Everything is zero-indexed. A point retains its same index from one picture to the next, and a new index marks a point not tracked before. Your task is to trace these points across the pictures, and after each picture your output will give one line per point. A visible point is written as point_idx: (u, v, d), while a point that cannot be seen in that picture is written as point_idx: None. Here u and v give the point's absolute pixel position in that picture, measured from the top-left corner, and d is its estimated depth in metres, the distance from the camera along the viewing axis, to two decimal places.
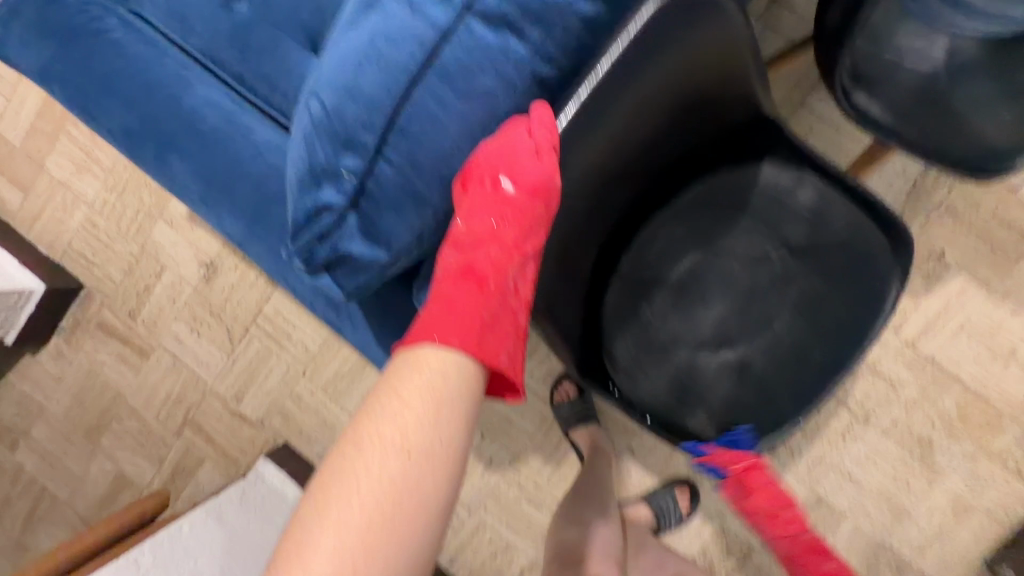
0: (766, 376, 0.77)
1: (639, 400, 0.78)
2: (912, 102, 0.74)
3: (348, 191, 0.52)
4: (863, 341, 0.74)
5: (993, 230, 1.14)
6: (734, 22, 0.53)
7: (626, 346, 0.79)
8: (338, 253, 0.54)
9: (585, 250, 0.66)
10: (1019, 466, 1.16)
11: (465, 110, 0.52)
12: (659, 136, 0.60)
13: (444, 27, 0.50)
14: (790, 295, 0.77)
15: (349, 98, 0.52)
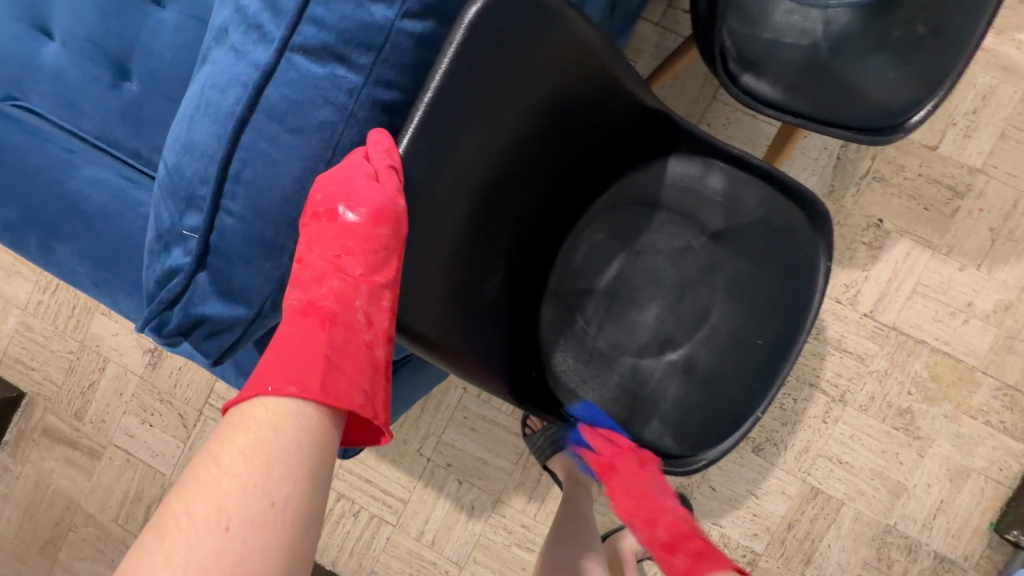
0: (713, 371, 0.75)
1: (588, 417, 0.75)
2: (798, 76, 0.76)
3: (193, 251, 0.53)
4: (798, 317, 0.74)
5: (924, 189, 1.15)
6: (579, 20, 0.53)
7: (565, 361, 0.76)
8: (191, 317, 0.54)
9: (489, 271, 0.61)
10: (1002, 420, 1.13)
11: (300, 147, 0.50)
12: (534, 144, 0.59)
13: (265, 66, 0.49)
14: (721, 281, 0.75)
15: (187, 157, 0.52)
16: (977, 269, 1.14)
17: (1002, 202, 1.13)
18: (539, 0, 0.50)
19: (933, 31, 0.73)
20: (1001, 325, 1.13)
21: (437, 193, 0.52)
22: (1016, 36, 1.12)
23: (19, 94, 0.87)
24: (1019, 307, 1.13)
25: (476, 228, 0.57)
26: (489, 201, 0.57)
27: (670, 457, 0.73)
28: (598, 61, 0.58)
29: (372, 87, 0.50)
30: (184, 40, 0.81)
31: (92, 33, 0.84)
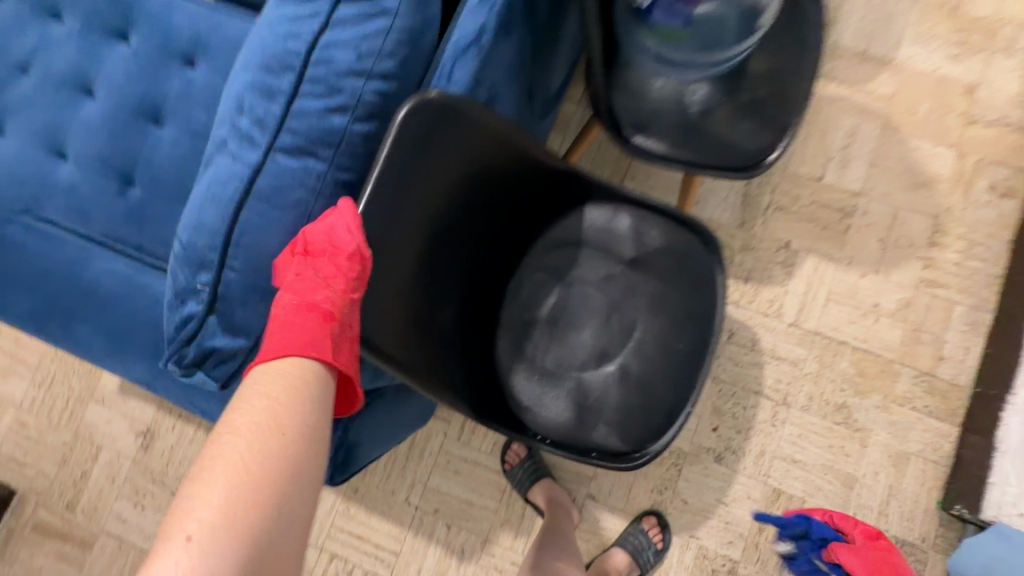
0: (645, 377, 0.87)
1: (544, 428, 0.85)
2: (680, 132, 0.94)
3: (203, 300, 0.66)
4: (708, 323, 0.87)
5: (819, 212, 1.35)
6: (488, 110, 0.69)
7: (520, 381, 0.88)
8: (203, 349, 0.67)
9: (440, 305, 0.75)
10: (925, 404, 1.27)
11: (284, 218, 0.65)
12: (467, 202, 0.75)
13: (256, 163, 0.65)
14: (641, 300, 0.90)
15: (197, 231, 0.67)
16: (876, 275, 1.32)
17: (883, 218, 1.34)
18: (454, 99, 0.65)
19: (775, 91, 0.93)
20: (906, 321, 1.30)
21: (391, 244, 0.66)
22: (865, 87, 1.38)
23: (34, 207, 1.00)
24: (917, 303, 1.31)
25: (426, 270, 0.71)
26: (433, 249, 0.72)
27: (618, 455, 0.84)
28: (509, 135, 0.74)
29: (333, 172, 0.65)
30: (183, 151, 0.99)
31: (102, 153, 1.01)
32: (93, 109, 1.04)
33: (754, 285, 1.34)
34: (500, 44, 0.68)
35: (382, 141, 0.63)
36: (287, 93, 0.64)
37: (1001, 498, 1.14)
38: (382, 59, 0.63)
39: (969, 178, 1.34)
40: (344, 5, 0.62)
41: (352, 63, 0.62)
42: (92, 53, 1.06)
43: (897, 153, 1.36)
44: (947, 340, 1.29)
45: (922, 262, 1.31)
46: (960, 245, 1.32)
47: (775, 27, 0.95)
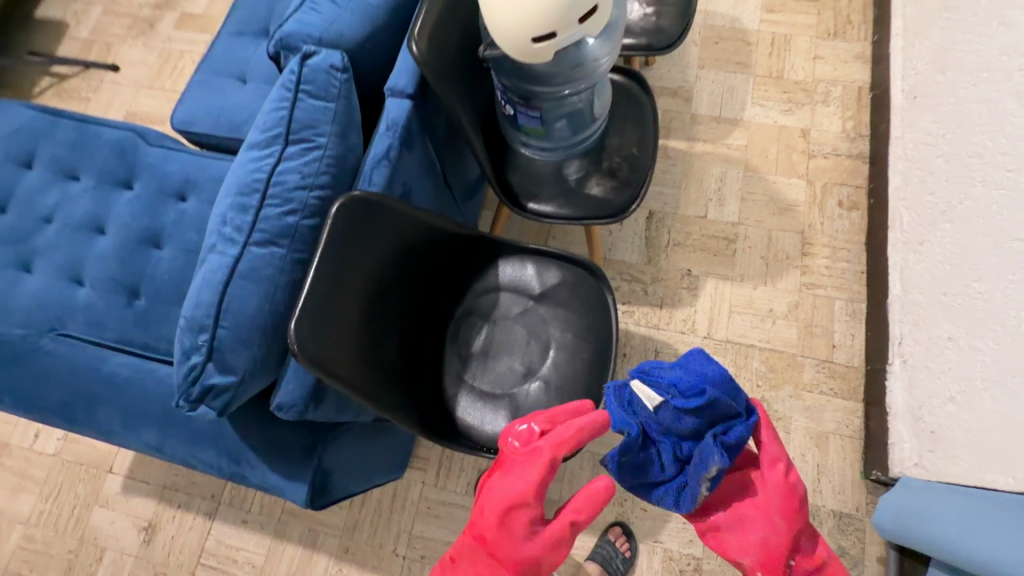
0: (565, 386, 1.08)
1: (490, 442, 1.05)
2: (562, 196, 1.23)
3: (203, 351, 0.78)
4: (606, 336, 1.11)
5: (709, 242, 1.64)
6: (403, 202, 0.93)
7: (465, 406, 1.09)
8: (205, 389, 0.78)
9: (388, 347, 0.95)
10: (830, 388, 1.47)
11: (260, 287, 0.80)
12: (399, 268, 0.97)
13: (235, 253, 0.81)
14: (552, 325, 1.13)
15: (194, 303, 0.80)
16: (765, 285, 1.58)
17: (761, 239, 1.63)
18: (375, 197, 0.88)
19: (625, 157, 1.25)
20: (799, 319, 1.54)
21: (346, 307, 0.86)
22: (724, 141, 1.73)
23: (59, 325, 1.23)
24: (804, 303, 1.55)
25: (375, 323, 0.92)
26: (379, 305, 0.93)
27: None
28: (426, 214, 0.98)
29: (294, 258, 0.83)
30: (180, 266, 1.25)
31: (114, 275, 1.26)
32: (105, 243, 1.30)
33: (668, 309, 1.59)
34: (404, 155, 0.97)
35: (324, 226, 0.83)
36: (254, 208, 0.83)
37: (901, 455, 1.27)
38: (322, 176, 0.86)
39: (820, 198, 1.65)
40: (291, 147, 0.85)
41: (299, 181, 0.84)
42: (104, 199, 1.35)
43: (760, 188, 1.68)
44: (835, 330, 1.52)
45: (799, 269, 1.59)
46: (827, 251, 1.60)
47: (618, 112, 1.28)
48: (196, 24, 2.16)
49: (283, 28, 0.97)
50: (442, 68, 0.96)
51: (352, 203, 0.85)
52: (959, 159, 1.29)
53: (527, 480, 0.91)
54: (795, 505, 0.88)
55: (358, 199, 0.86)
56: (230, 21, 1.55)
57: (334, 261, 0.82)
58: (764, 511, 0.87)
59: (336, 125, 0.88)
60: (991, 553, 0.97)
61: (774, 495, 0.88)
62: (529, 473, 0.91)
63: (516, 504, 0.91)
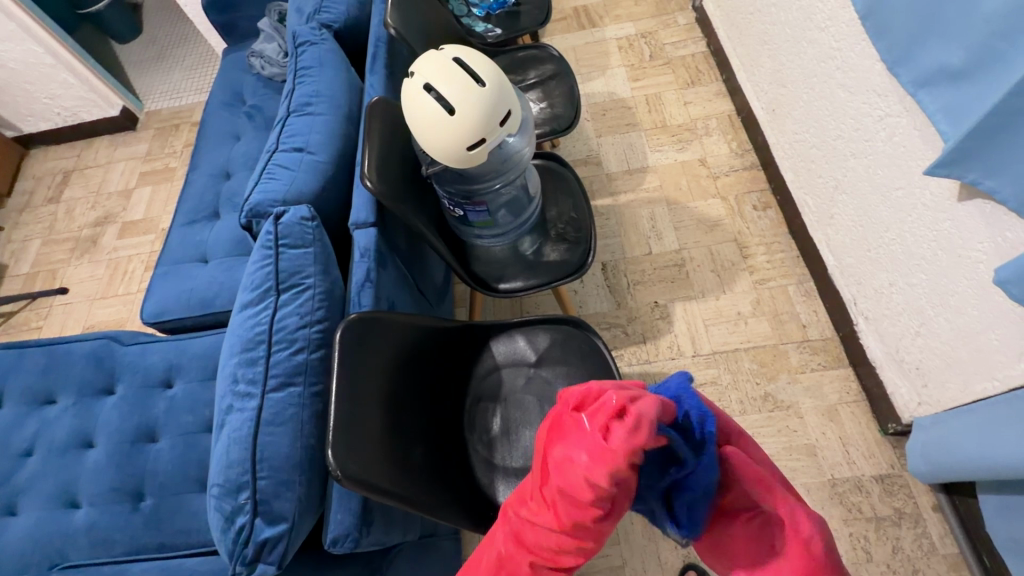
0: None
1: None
2: (527, 271, 1.35)
3: (248, 508, 0.78)
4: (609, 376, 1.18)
5: (664, 272, 1.80)
6: (393, 314, 1.01)
7: (505, 490, 1.10)
8: (258, 547, 0.77)
9: (416, 453, 0.97)
10: (819, 362, 1.58)
11: (289, 427, 0.83)
12: (406, 375, 1.03)
13: (256, 403, 0.84)
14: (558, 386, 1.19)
15: (227, 465, 0.82)
16: (725, 293, 1.73)
17: (705, 256, 1.81)
18: (369, 315, 0.96)
19: (568, 222, 1.41)
20: (766, 312, 1.68)
21: (370, 420, 0.89)
22: (641, 187, 1.97)
23: (60, 559, 1.16)
24: (764, 298, 1.70)
25: (398, 428, 0.96)
26: (397, 411, 0.97)
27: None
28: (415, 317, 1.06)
29: (312, 391, 0.88)
30: (180, 451, 1.23)
31: (111, 484, 1.21)
32: (95, 455, 1.26)
33: (653, 342, 1.69)
34: (383, 274, 1.07)
35: (333, 353, 0.89)
36: (264, 358, 0.88)
37: (904, 400, 1.37)
38: (318, 310, 0.93)
39: (738, 208, 1.88)
40: (284, 295, 0.93)
41: (299, 321, 0.91)
42: (87, 412, 1.33)
43: (686, 215, 1.89)
44: (799, 311, 1.66)
45: (746, 270, 1.76)
46: (763, 248, 1.79)
47: (548, 188, 1.47)
48: (139, 229, 2.27)
49: (250, 200, 1.09)
50: (395, 191, 1.10)
51: (349, 323, 0.92)
52: (827, 144, 1.55)
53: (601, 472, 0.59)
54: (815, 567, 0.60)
55: (355, 316, 0.93)
56: (180, 214, 1.67)
57: (347, 378, 0.88)
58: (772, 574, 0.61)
59: (319, 265, 0.97)
60: (996, 456, 1.04)
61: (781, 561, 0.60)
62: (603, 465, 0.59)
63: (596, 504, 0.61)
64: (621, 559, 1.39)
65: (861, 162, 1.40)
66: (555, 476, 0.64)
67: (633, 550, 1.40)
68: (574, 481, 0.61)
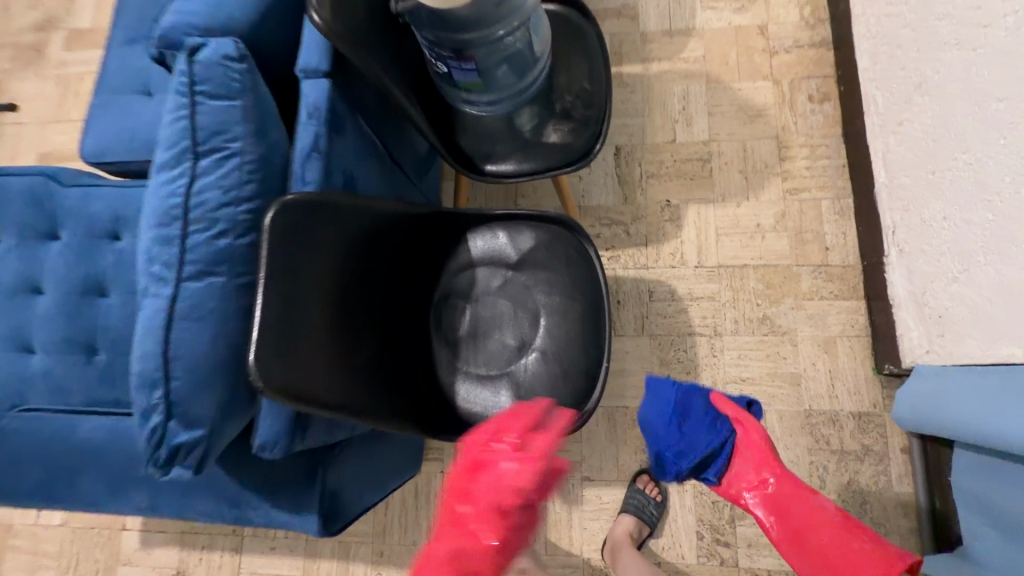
0: (560, 354, 1.02)
1: (496, 423, 1.00)
2: (520, 150, 1.14)
3: (160, 410, 0.71)
4: (593, 288, 1.04)
5: (683, 167, 1.56)
6: (348, 195, 0.84)
7: (464, 394, 1.03)
8: (173, 451, 0.71)
9: (364, 351, 0.88)
10: (831, 290, 1.43)
11: (208, 324, 0.73)
12: (360, 266, 0.89)
13: (168, 292, 0.72)
14: (535, 291, 1.06)
15: (136, 359, 0.73)
16: (749, 200, 1.52)
17: (736, 152, 1.55)
18: (316, 195, 0.79)
19: (577, 95, 1.15)
20: (788, 229, 1.49)
21: (310, 325, 0.78)
22: (680, 56, 1.62)
23: (20, 401, 1.14)
24: (790, 211, 1.50)
25: (345, 330, 0.85)
26: (345, 312, 0.85)
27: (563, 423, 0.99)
28: (373, 202, 0.89)
29: (238, 283, 0.76)
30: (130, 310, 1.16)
31: (62, 334, 1.16)
32: (46, 302, 1.19)
33: (655, 245, 1.52)
34: (335, 138, 0.87)
35: (263, 234, 0.74)
36: (177, 235, 0.74)
37: (912, 344, 1.27)
38: (245, 185, 0.77)
39: (790, 98, 1.56)
40: (203, 159, 0.76)
41: (221, 197, 0.75)
42: (31, 256, 1.23)
43: (726, 98, 1.58)
44: (826, 232, 1.47)
45: (780, 175, 1.52)
46: (806, 151, 1.53)
47: (561, 47, 1.17)
48: (89, 39, 1.95)
49: (161, 28, 0.86)
50: (354, 32, 0.84)
51: (283, 207, 0.76)
52: (929, 26, 1.20)
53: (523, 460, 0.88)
54: (762, 459, 1.14)
55: (289, 199, 0.76)
56: (115, 28, 1.38)
57: (279, 274, 0.74)
58: (751, 465, 1.14)
59: (246, 125, 0.78)
60: (995, 425, 0.96)
61: (778, 487, 1.12)
62: (499, 473, 0.88)
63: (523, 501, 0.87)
64: (580, 456, 1.42)
65: (964, 57, 1.10)
66: (494, 496, 0.87)
67: (594, 449, 1.42)
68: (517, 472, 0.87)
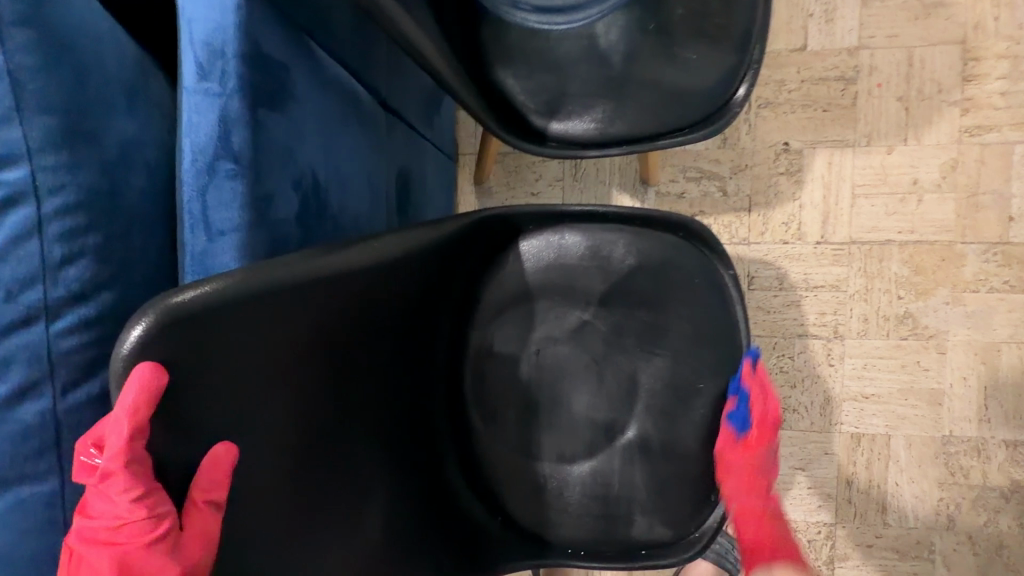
0: (672, 440, 0.66)
1: (570, 539, 0.65)
2: (607, 98, 0.65)
3: None
4: (734, 335, 0.66)
5: (812, 91, 1.06)
6: (295, 264, 0.47)
7: (519, 496, 0.67)
8: None
9: (366, 486, 0.56)
10: (1006, 279, 1.03)
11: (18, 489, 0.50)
12: (346, 363, 0.53)
13: None
14: (631, 341, 0.68)
15: None
16: (906, 143, 1.04)
17: (896, 67, 1.04)
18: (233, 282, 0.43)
19: None
20: (957, 188, 1.04)
21: (266, 501, 0.48)
22: None
23: None
24: (965, 161, 1.03)
25: (333, 481, 0.53)
26: (331, 452, 0.52)
27: (669, 545, 0.65)
28: (350, 260, 0.51)
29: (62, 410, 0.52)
30: None
31: None
32: None
33: (760, 211, 1.08)
34: (266, 117, 0.51)
35: (116, 351, 0.41)
36: None
37: None
38: (50, 249, 0.51)
39: None
40: None
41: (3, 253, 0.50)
42: None
43: None
44: (1013, 193, 1.02)
45: (958, 105, 1.03)
46: (1004, 66, 1.02)
47: None
48: None
49: None
50: None
51: (167, 349, 0.41)
52: None
53: (132, 520, 0.43)
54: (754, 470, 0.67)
55: (171, 322, 0.41)
56: None
57: (194, 462, 0.44)
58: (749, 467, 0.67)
59: (31, 142, 0.50)
60: None
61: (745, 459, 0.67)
62: (137, 550, 0.44)
63: (145, 526, 0.43)
64: None
65: None
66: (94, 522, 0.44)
67: None
68: (131, 567, 0.44)
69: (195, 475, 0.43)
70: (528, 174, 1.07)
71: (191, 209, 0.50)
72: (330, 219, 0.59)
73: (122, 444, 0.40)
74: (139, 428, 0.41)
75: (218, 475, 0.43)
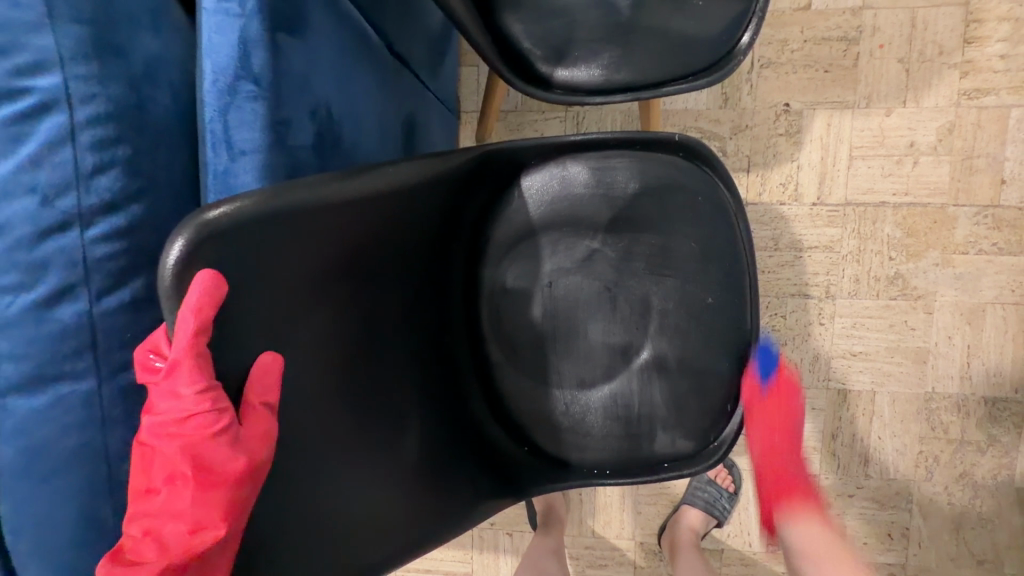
0: (686, 357, 0.69)
1: (595, 460, 0.69)
2: (613, 44, 0.66)
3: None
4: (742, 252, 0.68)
5: (814, 51, 1.06)
6: (321, 185, 0.48)
7: (543, 420, 0.70)
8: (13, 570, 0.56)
9: (396, 405, 0.59)
10: (994, 242, 1.06)
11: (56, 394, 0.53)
12: (369, 286, 0.55)
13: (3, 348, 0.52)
14: (641, 265, 0.70)
15: None
16: (905, 105, 1.05)
17: (899, 28, 1.04)
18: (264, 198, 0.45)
19: None
20: (953, 151, 1.05)
21: (307, 408, 0.51)
22: None
23: None
24: (962, 124, 1.04)
25: (365, 400, 0.56)
26: (360, 372, 0.55)
27: (691, 458, 0.69)
28: (369, 185, 0.52)
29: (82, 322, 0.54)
30: None
31: None
32: None
33: (758, 171, 1.10)
34: (284, 42, 0.52)
35: (161, 266, 0.42)
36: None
37: None
38: (83, 156, 0.52)
39: None
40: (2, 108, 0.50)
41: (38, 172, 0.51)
42: None
43: None
44: (1006, 157, 1.04)
45: (958, 68, 1.03)
46: (1005, 30, 1.02)
47: None
48: None
49: None
50: None
51: (213, 261, 0.43)
52: None
53: (196, 413, 0.44)
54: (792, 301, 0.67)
55: (214, 235, 0.43)
56: None
57: (231, 373, 0.46)
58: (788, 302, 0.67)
59: (63, 49, 0.51)
60: None
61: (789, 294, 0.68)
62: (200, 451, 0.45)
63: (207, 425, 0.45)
64: None
65: None
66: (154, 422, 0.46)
67: None
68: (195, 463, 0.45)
69: (248, 382, 0.46)
70: (530, 132, 1.07)
71: (213, 129, 0.52)
72: (343, 152, 0.60)
73: (189, 338, 0.42)
74: (205, 326, 0.42)
75: (270, 381, 0.46)
